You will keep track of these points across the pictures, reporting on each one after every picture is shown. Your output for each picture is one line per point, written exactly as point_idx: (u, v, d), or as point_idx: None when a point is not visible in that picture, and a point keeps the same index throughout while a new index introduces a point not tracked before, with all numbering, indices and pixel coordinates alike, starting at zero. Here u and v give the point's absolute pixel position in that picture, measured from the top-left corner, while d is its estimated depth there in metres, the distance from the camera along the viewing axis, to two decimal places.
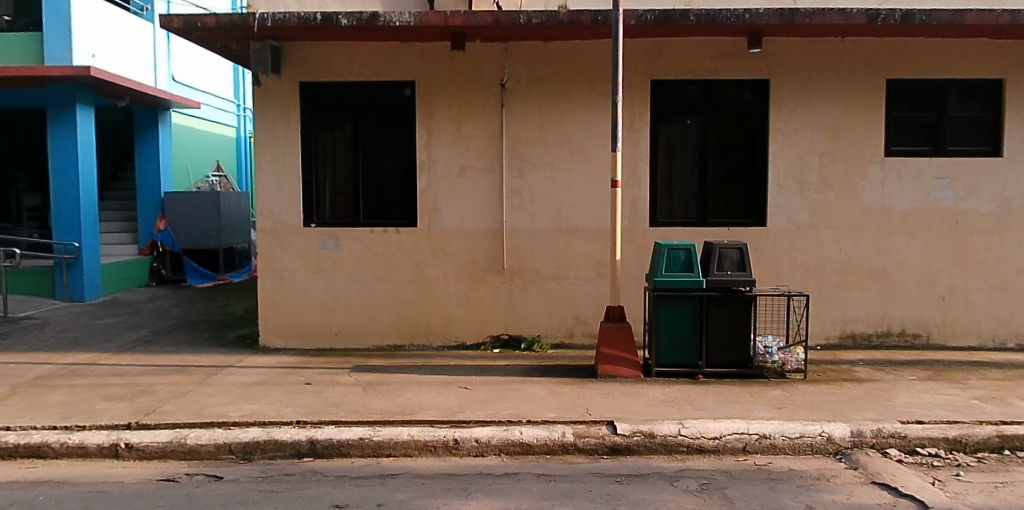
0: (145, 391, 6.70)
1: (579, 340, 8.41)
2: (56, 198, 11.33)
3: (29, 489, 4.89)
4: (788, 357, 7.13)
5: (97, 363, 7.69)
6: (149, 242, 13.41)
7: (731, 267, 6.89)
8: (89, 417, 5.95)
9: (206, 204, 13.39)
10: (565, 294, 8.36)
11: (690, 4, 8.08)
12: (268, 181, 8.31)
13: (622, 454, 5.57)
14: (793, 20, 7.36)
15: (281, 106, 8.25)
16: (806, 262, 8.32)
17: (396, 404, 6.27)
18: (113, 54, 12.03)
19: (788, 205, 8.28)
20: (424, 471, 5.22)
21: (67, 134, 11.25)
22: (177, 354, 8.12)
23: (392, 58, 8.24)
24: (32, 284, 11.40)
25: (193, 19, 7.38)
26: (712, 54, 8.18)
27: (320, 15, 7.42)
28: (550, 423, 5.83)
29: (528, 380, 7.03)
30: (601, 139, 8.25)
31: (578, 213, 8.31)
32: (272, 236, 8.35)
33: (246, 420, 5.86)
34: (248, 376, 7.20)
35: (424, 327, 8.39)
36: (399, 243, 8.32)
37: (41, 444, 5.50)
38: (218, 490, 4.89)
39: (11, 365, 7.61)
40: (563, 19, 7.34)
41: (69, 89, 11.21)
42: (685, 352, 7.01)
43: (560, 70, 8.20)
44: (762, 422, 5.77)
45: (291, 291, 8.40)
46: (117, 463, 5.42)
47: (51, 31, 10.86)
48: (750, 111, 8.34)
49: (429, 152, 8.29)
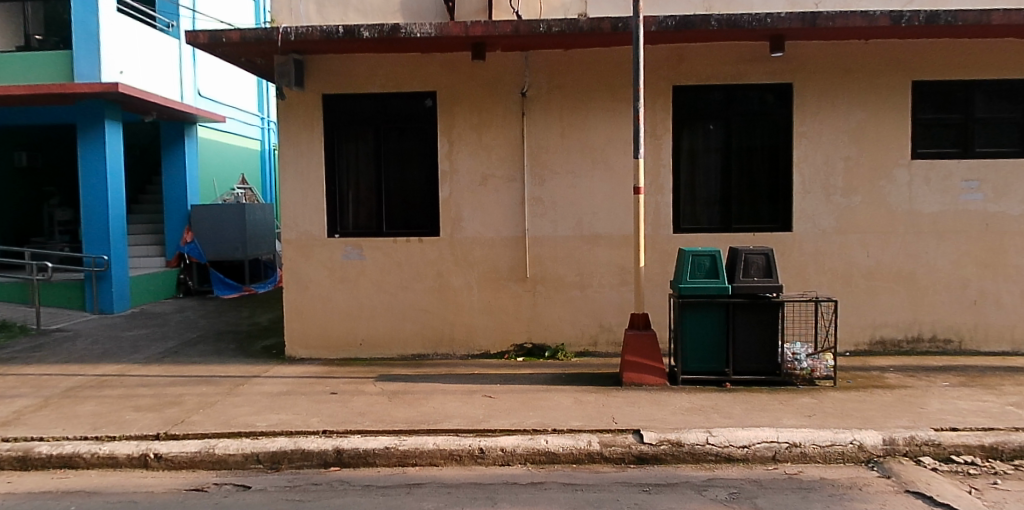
0: (174, 401, 6.77)
1: (603, 348, 8.37)
2: (87, 212, 11.54)
3: (61, 499, 4.95)
4: (816, 364, 6.97)
5: (126, 374, 7.79)
6: (176, 255, 13.62)
7: (757, 273, 6.80)
8: (119, 427, 6.03)
9: (232, 216, 13.58)
10: (588, 302, 8.32)
11: (711, 8, 8.05)
12: (293, 192, 8.38)
13: (649, 463, 5.51)
14: (816, 24, 7.30)
15: (304, 119, 8.33)
16: (833, 267, 8.21)
17: (422, 413, 6.26)
18: (141, 70, 12.25)
19: (814, 210, 8.18)
20: (450, 481, 5.20)
21: (96, 150, 11.45)
22: (204, 365, 8.20)
23: (413, 69, 8.30)
24: (62, 296, 11.59)
25: (218, 35, 7.47)
26: (734, 59, 8.12)
27: (343, 28, 7.48)
28: (576, 432, 5.79)
29: (553, 388, 7.00)
30: (623, 146, 8.23)
31: (601, 220, 8.28)
32: (297, 247, 8.42)
33: (273, 430, 5.89)
34: (274, 386, 7.26)
35: (447, 335, 8.40)
36: (422, 252, 8.35)
37: (72, 454, 5.57)
38: (246, 500, 4.92)
39: (43, 376, 7.73)
40: (583, 27, 7.34)
41: (97, 105, 11.41)
42: (712, 360, 6.94)
43: (580, 77, 8.20)
44: (792, 430, 5.68)
45: (316, 302, 8.45)
46: (147, 473, 5.47)
47: (80, 49, 11.12)
48: (774, 115, 8.25)
49: (451, 162, 8.32)
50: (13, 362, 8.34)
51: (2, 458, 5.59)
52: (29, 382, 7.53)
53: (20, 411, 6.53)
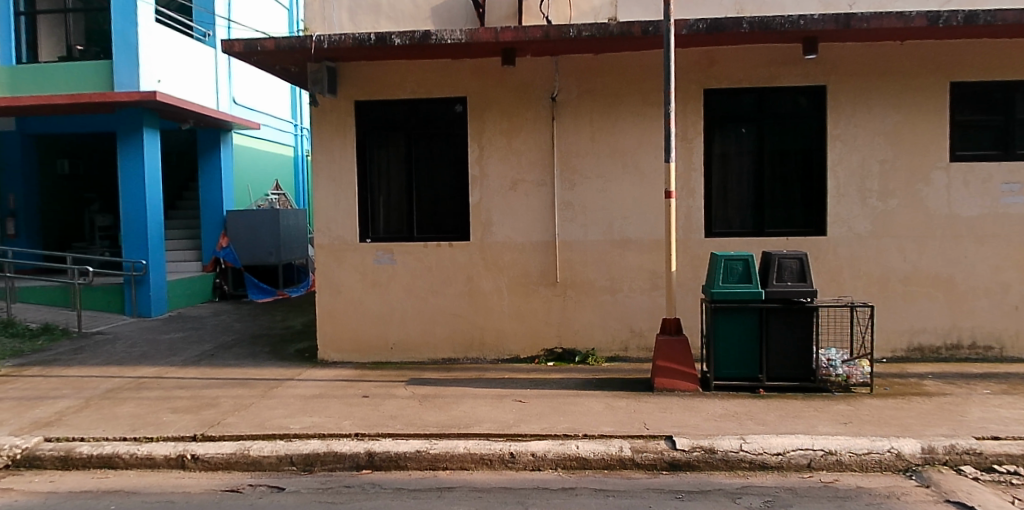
0: (210, 403, 6.89)
1: (634, 353, 8.32)
2: (126, 218, 11.81)
3: (101, 499, 5.06)
4: (852, 370, 6.88)
5: (163, 377, 7.94)
6: (212, 259, 13.86)
7: (791, 277, 6.73)
8: (158, 429, 6.15)
9: (266, 221, 13.82)
10: (619, 307, 8.28)
11: (743, 11, 7.99)
12: (325, 197, 8.49)
13: (681, 469, 5.46)
14: (850, 25, 7.20)
15: (337, 125, 8.44)
16: (869, 272, 8.07)
17: (452, 417, 6.29)
18: (179, 78, 12.52)
19: (849, 213, 8.05)
20: (481, 485, 5.21)
21: (135, 156, 11.71)
22: (239, 368, 8.33)
23: (444, 75, 8.36)
24: (102, 300, 11.88)
25: (253, 44, 7.62)
26: (766, 61, 8.04)
27: (374, 35, 7.56)
28: (607, 437, 5.76)
29: (583, 393, 6.98)
30: (654, 150, 8.19)
31: (631, 225, 8.24)
32: (330, 252, 8.52)
33: (307, 432, 5.96)
34: (308, 389, 7.35)
35: (478, 340, 8.43)
36: (452, 256, 8.40)
37: (112, 454, 5.70)
38: (280, 501, 4.98)
39: (85, 378, 7.93)
40: (613, 31, 7.33)
41: (136, 113, 11.67)
42: (746, 365, 6.86)
43: (610, 81, 8.18)
44: (828, 438, 5.59)
45: (348, 306, 8.54)
46: (184, 473, 5.57)
47: (119, 60, 11.40)
48: (808, 118, 8.14)
49: (481, 167, 8.36)
50: (56, 364, 8.57)
51: (45, 457, 5.75)
52: (72, 383, 7.73)
53: (62, 412, 6.70)
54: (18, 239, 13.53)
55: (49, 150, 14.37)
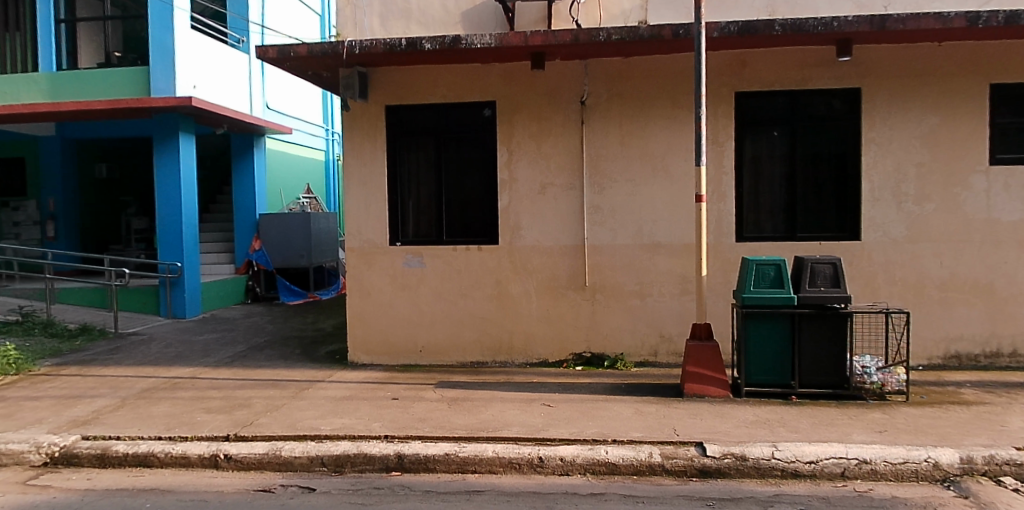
0: (243, 404, 6.98)
1: (663, 359, 8.26)
2: (162, 222, 12.03)
3: (137, 497, 5.16)
4: (887, 378, 6.79)
5: (197, 377, 8.07)
6: (244, 261, 14.10)
7: (825, 282, 6.61)
8: (192, 428, 6.25)
9: (297, 225, 13.97)
10: (649, 312, 8.23)
11: (775, 13, 7.91)
12: (356, 201, 8.57)
13: (712, 476, 5.40)
14: (885, 27, 7.09)
15: (368, 129, 8.52)
16: (905, 277, 7.91)
17: (480, 421, 6.29)
18: (213, 84, 12.75)
19: (884, 218, 7.91)
20: (510, 489, 5.21)
21: (171, 161, 11.93)
22: (270, 369, 8.43)
23: (473, 80, 8.40)
24: (139, 301, 12.12)
25: (286, 49, 7.73)
26: (799, 64, 7.94)
27: (405, 41, 7.63)
28: (636, 443, 5.72)
29: (612, 398, 6.94)
30: (684, 153, 8.13)
31: (661, 229, 8.19)
32: (360, 255, 8.60)
33: (337, 434, 6.01)
34: (338, 391, 7.41)
35: (506, 344, 8.43)
36: (481, 260, 8.42)
37: (147, 453, 5.80)
38: (311, 502, 5.04)
39: (121, 378, 8.09)
40: (644, 34, 7.30)
41: (172, 118, 11.90)
42: (777, 372, 6.77)
43: (640, 84, 8.15)
44: (862, 446, 5.49)
45: (377, 309, 8.61)
46: (217, 472, 5.66)
47: (157, 66, 11.66)
48: (843, 121, 8.02)
49: (510, 171, 8.38)
50: (93, 364, 8.77)
51: (83, 455, 5.87)
52: (108, 383, 7.89)
53: (100, 411, 6.84)
54: (58, 241, 13.91)
55: (87, 154, 14.74)
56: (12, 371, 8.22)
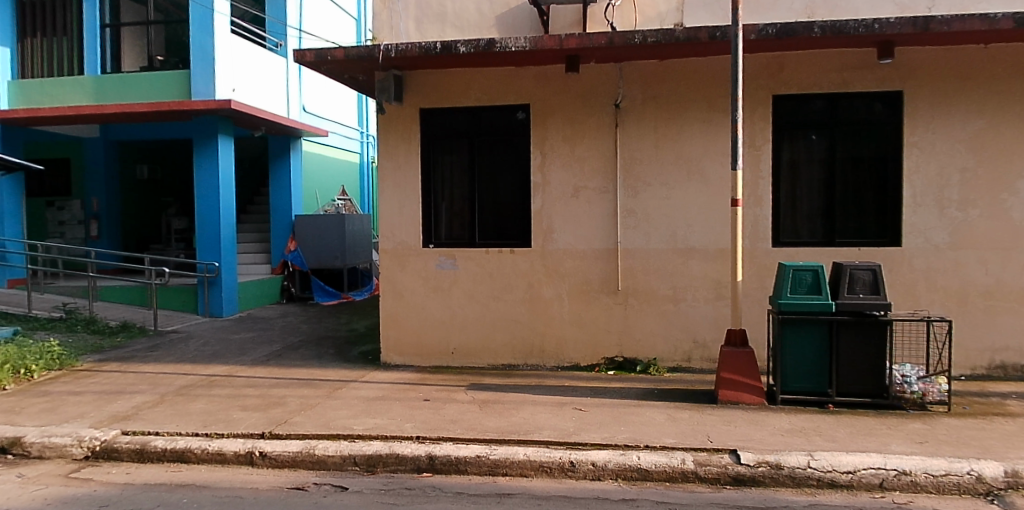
0: (277, 402, 7.07)
1: (697, 364, 8.17)
2: (201, 222, 12.26)
3: (174, 492, 5.26)
4: (929, 388, 6.58)
5: (234, 375, 8.21)
6: (280, 262, 14.31)
7: (864, 289, 6.49)
8: (228, 426, 6.36)
9: (332, 226, 14.11)
10: (682, 316, 8.15)
11: (814, 15, 7.78)
12: (390, 203, 8.64)
13: (746, 485, 5.32)
14: (929, 28, 6.93)
15: (402, 133, 8.58)
16: (948, 285, 7.72)
17: (512, 424, 6.29)
18: (252, 87, 12.97)
19: (926, 223, 7.73)
20: (541, 492, 5.20)
21: (210, 162, 12.16)
22: (305, 368, 8.53)
23: (507, 82, 8.41)
24: (178, 300, 12.38)
25: (324, 53, 7.83)
26: (839, 66, 7.80)
27: (440, 44, 7.68)
28: (669, 449, 5.67)
29: (645, 403, 6.89)
30: (720, 157, 8.04)
31: (695, 233, 8.11)
32: (393, 256, 8.67)
33: (370, 433, 6.06)
34: (371, 391, 7.48)
35: (538, 347, 8.42)
36: (514, 262, 8.42)
37: (185, 450, 5.91)
38: (344, 501, 5.08)
39: (159, 375, 8.26)
40: (680, 37, 7.24)
41: (211, 120, 12.15)
42: (815, 379, 6.65)
43: (675, 87, 8.08)
44: (902, 457, 5.36)
45: (410, 310, 8.66)
46: (252, 470, 5.74)
47: (197, 70, 11.90)
48: (883, 125, 7.86)
49: (543, 174, 8.38)
50: (133, 360, 8.97)
51: (123, 450, 6.01)
52: (148, 379, 8.07)
53: (139, 407, 7.00)
54: (101, 240, 14.28)
55: (127, 156, 15.10)
56: (56, 366, 8.45)
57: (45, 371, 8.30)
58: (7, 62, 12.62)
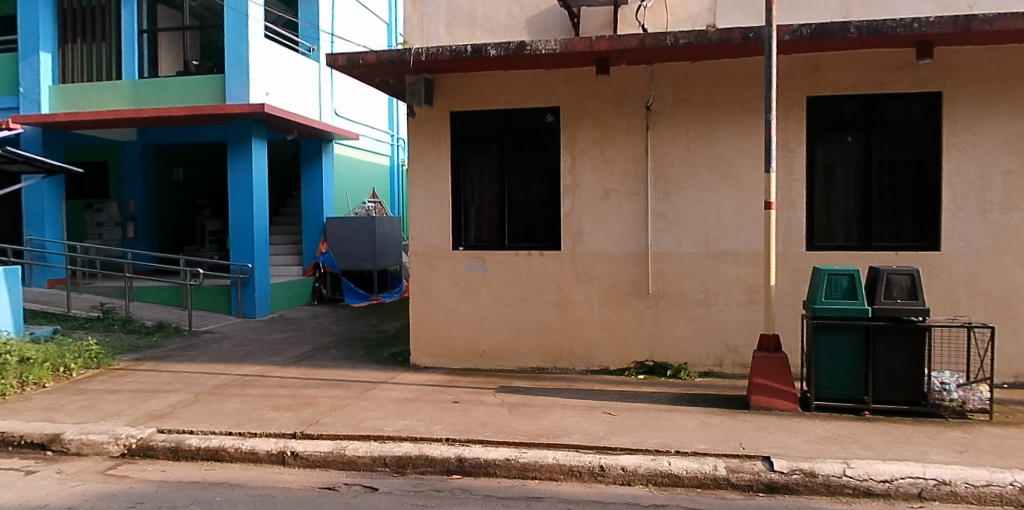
0: (309, 402, 7.14)
1: (728, 369, 8.07)
2: (235, 224, 12.43)
3: (208, 490, 5.33)
4: (969, 395, 6.45)
5: (266, 376, 8.30)
6: (312, 264, 14.48)
7: (901, 294, 6.34)
8: (261, 425, 6.43)
9: (362, 228, 14.20)
10: (713, 321, 8.06)
11: (850, 15, 7.65)
12: (420, 205, 8.68)
13: (779, 492, 5.23)
14: (970, 28, 6.76)
15: (433, 136, 8.62)
16: (989, 290, 7.53)
17: (541, 427, 6.27)
18: (285, 91, 13.16)
19: (966, 227, 7.54)
20: (570, 497, 5.17)
21: (244, 165, 12.34)
22: (335, 369, 8.60)
23: (538, 85, 8.40)
24: (212, 300, 12.58)
25: (356, 57, 7.90)
26: (876, 67, 7.65)
27: (471, 47, 7.69)
28: (700, 455, 5.60)
29: (675, 408, 6.82)
30: (753, 159, 7.94)
31: (728, 236, 8.01)
32: (423, 259, 8.70)
33: (399, 435, 6.09)
34: (400, 392, 7.51)
35: (567, 350, 8.40)
36: (543, 265, 8.41)
37: (218, 448, 5.99)
38: (374, 501, 5.11)
39: (194, 374, 8.39)
40: (712, 38, 7.17)
41: (245, 124, 12.34)
42: (850, 386, 6.52)
43: (707, 89, 8.00)
44: (941, 466, 5.23)
45: (439, 312, 8.69)
46: (284, 469, 5.79)
47: (232, 74, 12.10)
48: (922, 127, 7.70)
49: (573, 177, 8.35)
50: (168, 360, 9.12)
51: (158, 448, 6.10)
52: (182, 378, 8.20)
53: (174, 405, 7.12)
54: (138, 242, 14.59)
55: (163, 159, 15.38)
56: (94, 365, 8.63)
57: (84, 370, 8.49)
58: (48, 70, 12.93)
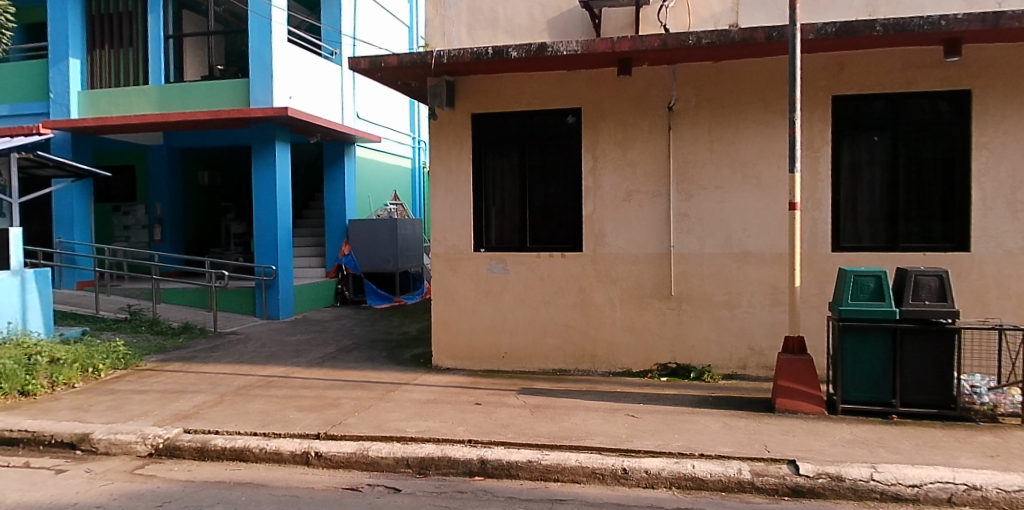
0: (332, 403, 7.19)
1: (752, 372, 7.99)
2: (259, 226, 12.56)
3: (234, 489, 5.38)
4: (1001, 399, 6.38)
5: (290, 377, 8.37)
6: (335, 265, 14.59)
7: (929, 296, 6.25)
8: (285, 426, 6.49)
9: (384, 230, 14.29)
10: (737, 323, 7.99)
11: (876, 13, 7.55)
12: (442, 207, 8.71)
13: (805, 496, 5.17)
14: (999, 25, 6.63)
15: (454, 138, 8.65)
16: (1021, 292, 7.38)
17: (563, 429, 6.25)
18: (308, 95, 13.28)
19: (997, 228, 7.40)
20: (593, 499, 5.15)
21: (268, 168, 12.47)
22: (358, 371, 8.65)
23: (559, 86, 8.39)
24: (237, 302, 12.72)
25: (378, 60, 7.95)
26: (902, 65, 7.54)
27: (492, 49, 7.69)
28: (724, 458, 5.55)
29: (699, 411, 6.77)
30: (777, 159, 7.86)
31: (751, 237, 7.94)
32: (445, 260, 8.73)
33: (422, 436, 6.11)
34: (423, 394, 7.54)
35: (589, 352, 8.37)
36: (564, 266, 8.39)
37: (243, 448, 6.05)
38: (397, 502, 5.13)
39: (219, 375, 8.49)
40: (735, 38, 7.11)
41: (269, 128, 12.47)
42: (877, 389, 6.42)
43: (730, 89, 7.94)
44: (972, 471, 5.14)
45: (461, 314, 8.71)
46: (308, 469, 5.84)
47: (256, 78, 12.23)
48: (950, 125, 7.57)
49: (594, 178, 8.33)
50: (194, 361, 9.24)
51: (184, 448, 6.18)
52: (208, 379, 8.29)
53: (201, 406, 7.21)
54: (164, 244, 14.80)
55: (188, 162, 15.59)
56: (122, 366, 8.77)
57: (112, 370, 8.63)
58: (77, 75, 13.17)
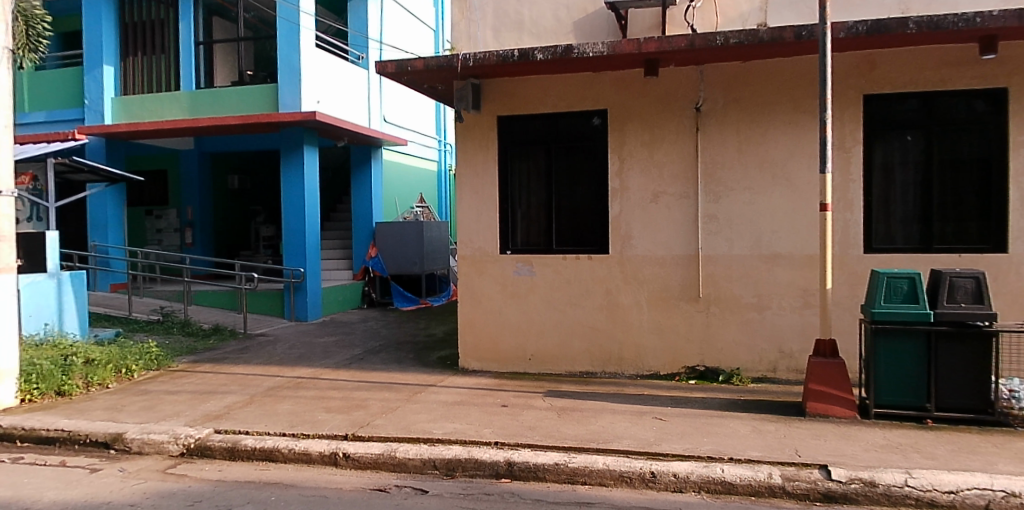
0: (360, 405, 7.24)
1: (783, 375, 7.89)
2: (287, 229, 12.70)
3: (263, 489, 5.44)
4: None
5: (318, 378, 8.45)
6: (362, 268, 14.69)
7: (965, 298, 6.13)
8: (314, 427, 6.54)
9: (410, 232, 14.37)
10: (766, 325, 7.89)
11: (909, 11, 7.42)
12: (468, 209, 8.73)
13: (837, 502, 5.08)
14: None
15: (480, 140, 8.67)
16: None
17: (591, 432, 6.22)
18: (336, 99, 13.41)
19: None
20: (621, 503, 5.12)
21: (296, 172, 12.61)
22: (386, 372, 8.70)
23: (585, 88, 8.37)
24: (266, 304, 12.87)
25: (404, 64, 8.00)
26: (935, 64, 7.40)
27: (518, 51, 7.69)
28: (754, 462, 5.48)
29: (728, 414, 6.69)
30: (807, 160, 7.76)
31: (781, 239, 7.84)
32: (472, 263, 8.75)
33: (449, 438, 6.12)
34: (449, 395, 7.55)
35: (616, 354, 8.32)
36: (591, 268, 8.37)
37: (273, 449, 6.11)
38: (424, 503, 5.14)
39: (249, 376, 8.59)
40: (764, 37, 7.03)
41: (297, 132, 12.61)
42: (911, 393, 6.29)
43: (759, 90, 7.85)
44: (1011, 477, 5.01)
45: (488, 316, 8.71)
46: (337, 470, 5.88)
47: (284, 82, 12.38)
48: (986, 124, 7.40)
49: (621, 180, 8.29)
50: (224, 362, 9.36)
51: (215, 448, 6.26)
52: (238, 380, 8.39)
53: (231, 406, 7.30)
54: (195, 247, 15.03)
55: (218, 167, 15.82)
56: (154, 367, 8.92)
57: (144, 371, 8.78)
58: (111, 82, 13.43)
